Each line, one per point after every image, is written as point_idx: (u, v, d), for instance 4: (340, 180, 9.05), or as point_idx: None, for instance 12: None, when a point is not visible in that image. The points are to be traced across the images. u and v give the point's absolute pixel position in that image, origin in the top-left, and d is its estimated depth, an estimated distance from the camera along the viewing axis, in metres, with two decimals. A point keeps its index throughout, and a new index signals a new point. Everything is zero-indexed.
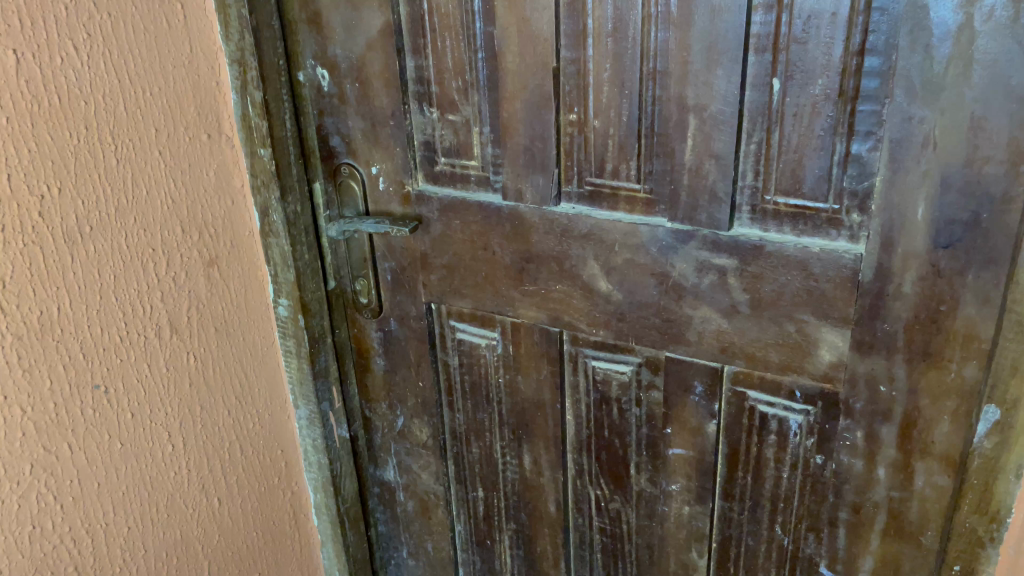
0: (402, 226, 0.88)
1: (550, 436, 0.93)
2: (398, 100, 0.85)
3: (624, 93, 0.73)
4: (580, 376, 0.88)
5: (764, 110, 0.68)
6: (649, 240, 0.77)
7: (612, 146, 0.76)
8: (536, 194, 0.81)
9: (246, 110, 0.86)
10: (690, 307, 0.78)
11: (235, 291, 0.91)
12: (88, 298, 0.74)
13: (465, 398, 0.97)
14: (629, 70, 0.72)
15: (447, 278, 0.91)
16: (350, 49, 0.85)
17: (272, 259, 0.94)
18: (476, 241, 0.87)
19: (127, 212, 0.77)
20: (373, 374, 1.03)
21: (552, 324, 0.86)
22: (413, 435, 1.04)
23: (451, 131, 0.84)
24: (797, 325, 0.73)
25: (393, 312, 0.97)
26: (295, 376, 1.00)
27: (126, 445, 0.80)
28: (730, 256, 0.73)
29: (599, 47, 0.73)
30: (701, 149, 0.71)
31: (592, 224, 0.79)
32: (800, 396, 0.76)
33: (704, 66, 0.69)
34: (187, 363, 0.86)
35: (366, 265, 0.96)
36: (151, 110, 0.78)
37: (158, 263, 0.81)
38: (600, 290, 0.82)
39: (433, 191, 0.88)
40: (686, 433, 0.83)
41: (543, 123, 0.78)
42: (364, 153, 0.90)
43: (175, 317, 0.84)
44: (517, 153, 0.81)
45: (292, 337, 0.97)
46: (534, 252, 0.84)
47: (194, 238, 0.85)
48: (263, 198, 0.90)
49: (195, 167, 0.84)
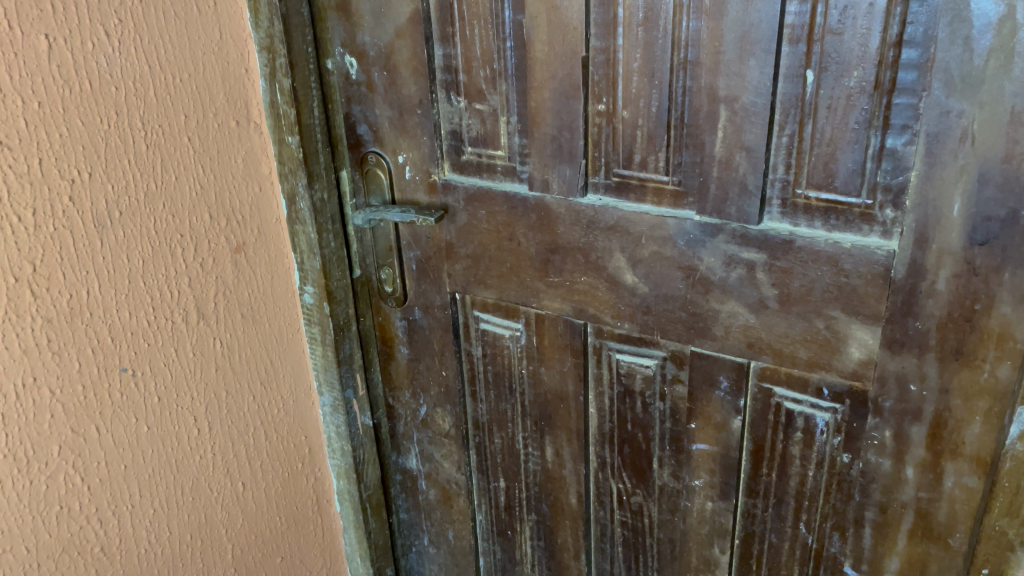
0: (428, 215, 0.88)
1: (573, 428, 0.93)
2: (425, 88, 0.84)
3: (654, 84, 0.72)
4: (604, 368, 0.87)
5: (798, 102, 0.67)
6: (676, 233, 0.76)
7: (641, 136, 0.75)
8: (563, 184, 0.80)
9: (274, 97, 0.86)
10: (717, 301, 0.77)
11: (261, 278, 0.92)
12: (117, 283, 0.75)
13: (488, 388, 0.97)
14: (659, 60, 0.71)
15: (471, 268, 0.90)
16: (379, 37, 0.85)
17: (298, 246, 0.93)
18: (502, 231, 0.86)
19: (156, 197, 0.78)
20: (397, 363, 1.03)
21: (577, 316, 0.86)
22: (435, 424, 1.04)
23: (478, 121, 0.83)
24: (825, 322, 0.72)
25: (417, 301, 0.97)
26: (319, 363, 1.00)
27: (152, 428, 0.81)
28: (759, 250, 0.72)
29: (630, 36, 0.72)
30: (731, 141, 0.70)
31: (618, 215, 0.78)
32: (828, 394, 0.75)
33: (736, 57, 0.67)
34: (213, 347, 0.87)
35: (390, 254, 0.96)
36: (180, 97, 0.78)
37: (186, 249, 0.82)
38: (626, 282, 0.81)
39: (459, 181, 0.87)
40: (711, 429, 0.83)
41: (571, 113, 0.77)
42: (391, 141, 0.89)
43: (202, 303, 0.84)
44: (545, 142, 0.80)
45: (317, 324, 0.97)
46: (560, 243, 0.83)
47: (221, 225, 0.85)
48: (290, 185, 0.90)
49: (223, 153, 0.84)
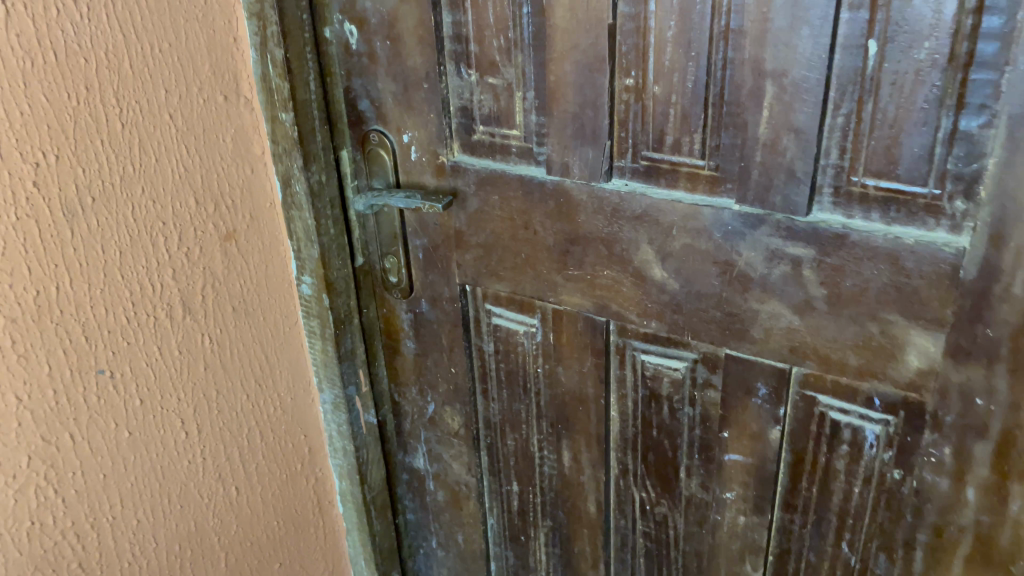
0: (436, 201, 0.79)
1: (593, 433, 0.85)
2: (432, 60, 0.75)
3: (690, 56, 0.64)
4: (628, 370, 0.80)
5: (856, 78, 0.58)
6: (712, 224, 0.68)
7: (673, 115, 0.66)
8: (584, 168, 0.72)
9: (265, 70, 0.77)
10: (757, 301, 0.68)
11: (254, 269, 0.84)
12: (90, 276, 0.68)
13: (501, 387, 0.90)
14: (697, 28, 0.62)
15: (483, 258, 0.83)
16: (381, 3, 0.76)
17: (294, 233, 0.85)
18: (517, 219, 0.79)
19: (134, 181, 0.70)
20: (403, 358, 0.96)
21: (598, 313, 0.78)
22: (444, 424, 0.97)
23: (490, 97, 0.75)
24: (880, 326, 0.64)
25: (424, 293, 0.90)
26: (319, 359, 0.92)
27: (134, 433, 0.75)
28: (807, 245, 0.64)
29: (663, 1, 0.63)
30: (778, 121, 0.62)
31: (647, 204, 0.70)
32: (880, 404, 0.67)
33: (787, 26, 0.58)
34: (201, 344, 0.80)
35: (395, 242, 0.88)
36: (159, 69, 0.70)
37: (169, 238, 0.74)
38: (654, 278, 0.73)
39: (469, 163, 0.79)
40: (746, 439, 0.75)
41: (595, 88, 0.69)
42: (395, 119, 0.81)
43: (188, 297, 0.77)
44: (565, 122, 0.72)
45: (316, 317, 0.90)
46: (580, 234, 0.75)
47: (209, 211, 0.78)
48: (284, 166, 0.82)
49: (209, 132, 0.76)
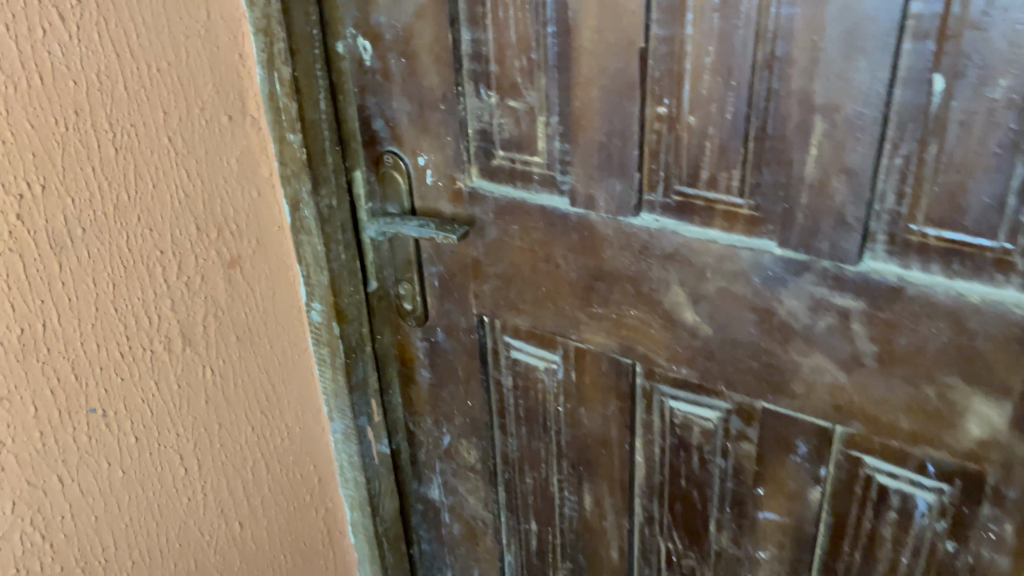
0: (452, 232, 0.74)
1: (616, 478, 0.80)
2: (450, 79, 0.70)
3: (730, 85, 0.57)
4: (655, 415, 0.74)
5: (919, 116, 0.51)
6: (751, 268, 0.61)
7: (710, 148, 0.60)
8: (611, 201, 0.66)
9: (272, 88, 0.73)
10: (798, 353, 0.62)
11: (261, 295, 0.80)
12: (81, 311, 0.64)
13: (520, 423, 0.85)
14: (738, 55, 0.56)
15: (502, 290, 0.77)
16: (396, 17, 0.70)
17: (304, 258, 0.81)
18: (537, 251, 0.73)
19: (129, 209, 0.66)
20: (418, 387, 0.91)
21: (624, 354, 0.72)
22: (460, 456, 0.92)
23: (511, 120, 0.69)
24: (937, 388, 0.57)
25: (440, 322, 0.84)
26: (329, 388, 0.88)
27: (129, 473, 0.71)
28: (856, 297, 0.58)
29: (701, 24, 0.56)
30: (828, 161, 0.55)
31: (678, 243, 0.64)
32: (934, 471, 0.60)
33: (841, 55, 0.52)
34: (202, 376, 0.76)
35: (410, 268, 0.83)
36: (157, 90, 0.66)
37: (167, 268, 0.70)
38: (685, 321, 0.67)
39: (488, 190, 0.74)
40: (783, 497, 0.69)
41: (624, 116, 0.63)
42: (410, 140, 0.76)
43: (188, 328, 0.73)
44: (591, 151, 0.66)
45: (326, 345, 0.85)
46: (606, 270, 0.69)
47: (211, 237, 0.73)
48: (292, 189, 0.77)
49: (212, 155, 0.71)
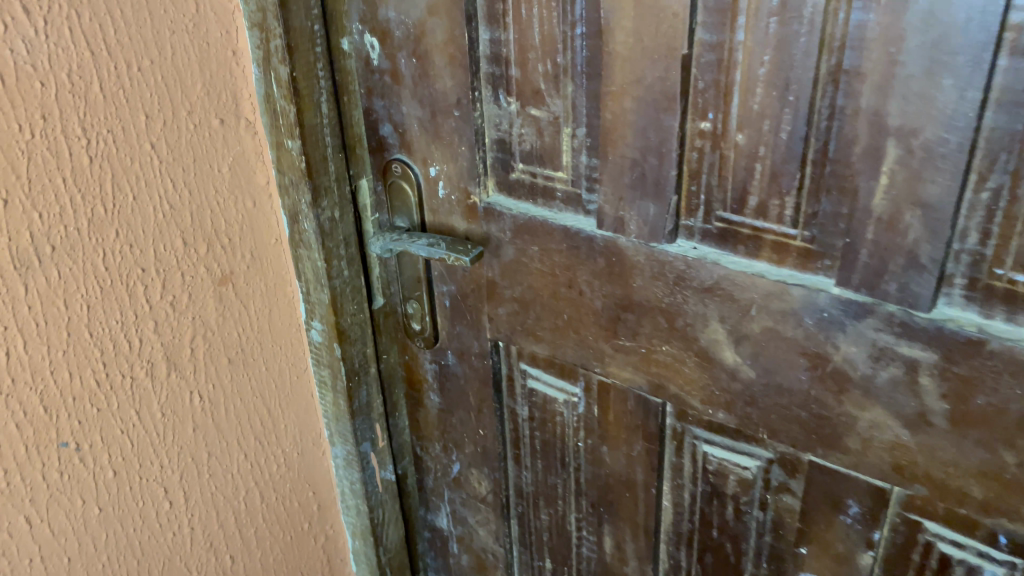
0: (463, 253, 0.65)
1: (640, 522, 0.73)
2: (464, 84, 0.63)
3: (786, 100, 0.49)
4: (686, 459, 0.67)
5: (1013, 144, 0.43)
6: (803, 308, 0.54)
7: (760, 172, 0.52)
8: (643, 226, 0.59)
9: (269, 89, 0.66)
10: (854, 405, 0.55)
11: (255, 314, 0.73)
12: (50, 337, 0.57)
13: (535, 456, 0.78)
14: (797, 66, 0.48)
15: (519, 315, 0.70)
16: (406, 13, 0.63)
17: (303, 274, 0.74)
18: (559, 275, 0.66)
19: (106, 223, 0.59)
20: (426, 411, 0.85)
21: (653, 393, 0.65)
22: (470, 486, 0.85)
23: (533, 131, 0.62)
24: (1018, 456, 0.49)
25: (450, 344, 0.78)
26: (330, 412, 0.82)
27: (106, 509, 0.65)
28: (927, 347, 0.50)
29: (754, 30, 0.49)
30: (900, 192, 0.47)
31: (720, 275, 0.57)
32: (1006, 543, 0.52)
33: (922, 71, 0.44)
34: (189, 403, 0.69)
35: (419, 286, 0.76)
36: (139, 91, 0.58)
37: (150, 287, 0.63)
38: (723, 361, 0.60)
39: (505, 206, 0.66)
40: (828, 558, 0.61)
41: (661, 132, 0.55)
42: (421, 149, 0.68)
43: (174, 352, 0.66)
44: (622, 168, 0.58)
45: (327, 366, 0.78)
46: (635, 300, 0.62)
47: (200, 252, 0.66)
48: (291, 200, 0.70)
49: (201, 162, 0.64)
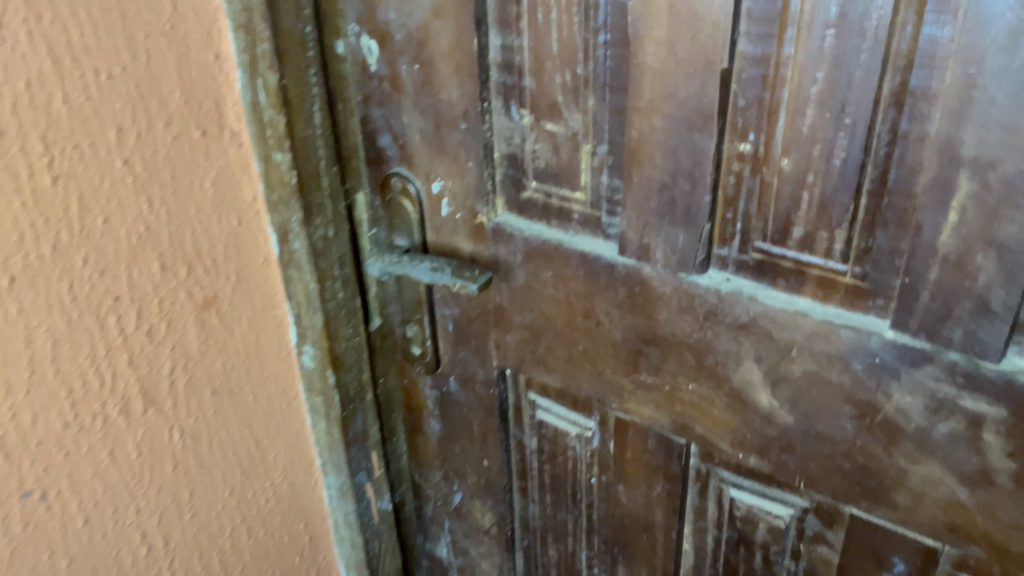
0: (469, 280, 0.59)
1: (657, 564, 0.67)
2: (472, 94, 0.57)
3: (840, 123, 0.44)
4: (710, 503, 0.62)
5: None
6: (852, 353, 0.48)
7: (807, 202, 0.47)
8: (671, 254, 0.53)
9: (256, 98, 0.59)
10: (905, 458, 0.50)
11: (241, 340, 0.67)
12: (9, 377, 0.52)
13: (544, 490, 0.73)
14: (855, 86, 0.43)
15: (529, 343, 0.65)
16: (408, 14, 0.57)
17: (295, 295, 0.67)
18: (575, 303, 0.60)
19: (73, 250, 0.53)
20: (425, 438, 0.79)
21: (677, 433, 0.60)
22: (472, 517, 0.80)
23: (548, 147, 0.56)
24: None
25: (453, 370, 0.72)
26: (323, 441, 0.76)
27: (77, 558, 0.60)
28: (994, 403, 0.45)
29: (806, 44, 0.43)
30: (971, 230, 0.42)
31: (757, 312, 0.51)
32: None
33: (1005, 96, 0.38)
34: (169, 439, 0.63)
35: (420, 308, 0.70)
36: (108, 102, 0.52)
37: (124, 317, 0.57)
38: (758, 404, 0.54)
39: (516, 227, 0.61)
40: None
41: (696, 153, 0.49)
42: (423, 163, 0.62)
43: (151, 386, 0.61)
44: (648, 192, 0.52)
45: (319, 394, 0.73)
46: (658, 334, 0.56)
47: (180, 277, 0.60)
48: (281, 217, 0.64)
49: (180, 178, 0.58)
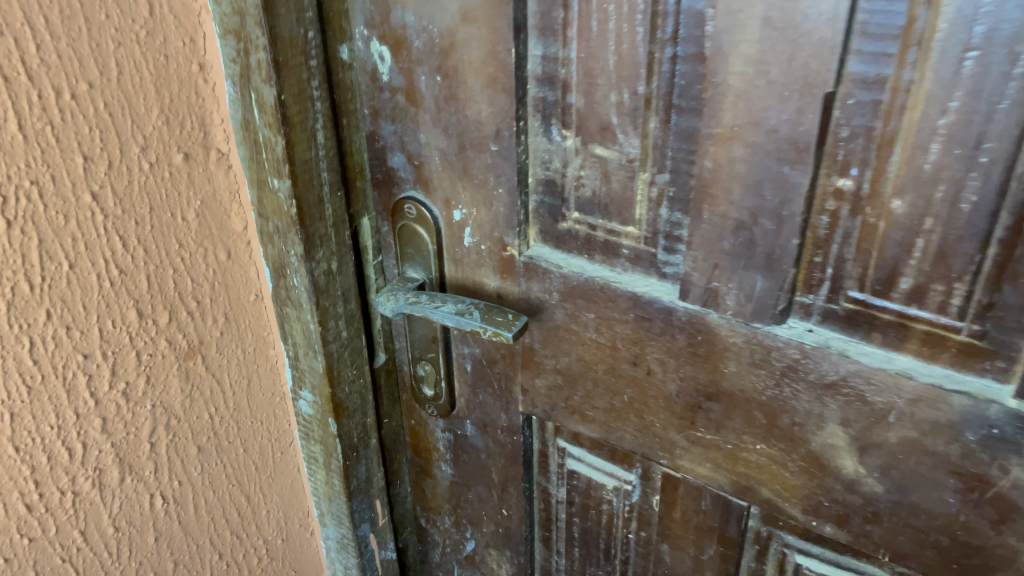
0: (502, 326, 0.51)
1: None
2: (506, 112, 0.49)
3: (972, 162, 0.36)
4: (770, 568, 0.55)
5: None
6: (964, 423, 0.42)
7: (921, 250, 0.40)
8: (744, 302, 0.46)
9: (248, 114, 0.50)
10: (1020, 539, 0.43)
11: (230, 388, 0.58)
12: None
13: (571, 542, 0.66)
14: (994, 119, 0.35)
15: (562, 389, 0.57)
16: (429, 18, 0.48)
17: (292, 336, 0.59)
18: (621, 349, 0.52)
19: (34, 304, 0.44)
20: (435, 482, 0.72)
21: (737, 495, 0.53)
22: (487, 567, 0.73)
23: (596, 174, 0.48)
24: None
25: (470, 414, 0.64)
26: (321, 491, 0.68)
27: None
28: None
29: (934, 66, 0.36)
30: None
31: (849, 371, 0.44)
32: None
33: None
34: (150, 509, 0.55)
35: (433, 347, 0.62)
36: (73, 125, 0.43)
37: (96, 377, 0.48)
38: (839, 469, 0.47)
39: (552, 262, 0.53)
40: None
41: (783, 190, 0.41)
42: (442, 187, 0.54)
43: (129, 451, 0.52)
44: (721, 230, 0.44)
45: (318, 443, 0.65)
46: (722, 388, 0.49)
47: (161, 325, 0.51)
48: (276, 250, 0.55)
49: (160, 210, 0.49)
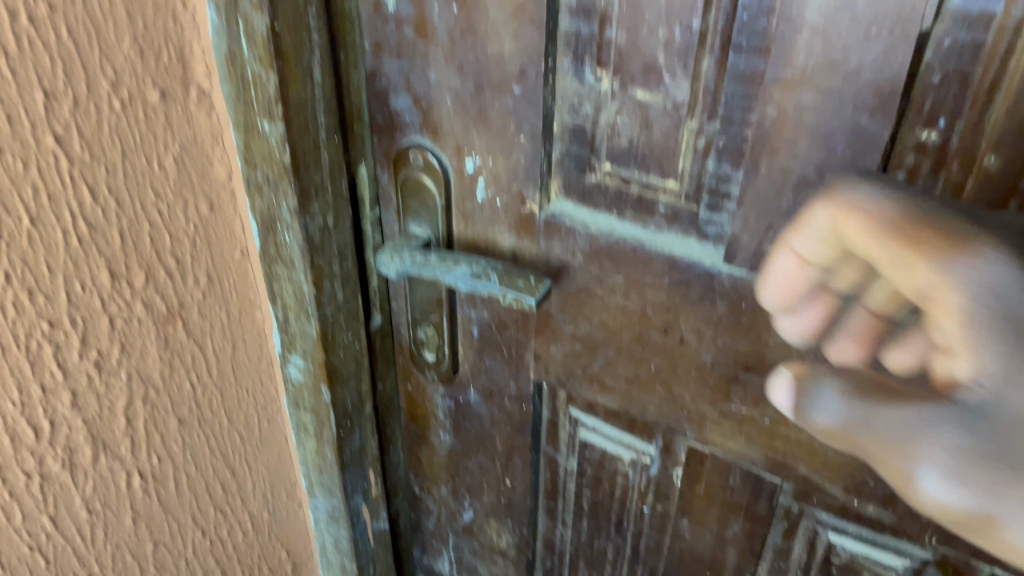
0: (526, 292, 0.47)
1: None
2: (533, 48, 0.43)
3: None
4: (798, 544, 0.51)
5: None
6: None
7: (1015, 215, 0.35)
8: None
9: (233, 46, 0.44)
10: None
11: (212, 355, 0.52)
12: None
13: (579, 514, 0.62)
14: None
15: (580, 357, 0.53)
16: None
17: (281, 297, 0.53)
18: (652, 316, 0.48)
19: None
20: (431, 450, 0.67)
21: (772, 472, 0.49)
22: (485, 537, 0.69)
23: (635, 121, 0.43)
24: None
25: (475, 381, 0.60)
26: (310, 461, 0.63)
27: None
28: None
29: None
30: None
31: None
32: None
33: None
34: (127, 488, 0.49)
35: (436, 309, 0.57)
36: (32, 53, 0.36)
37: (65, 346, 0.42)
38: None
39: (576, 218, 0.48)
40: None
41: (857, 142, 0.37)
42: (454, 132, 0.48)
43: (103, 427, 0.46)
44: (778, 187, 0.40)
45: (309, 411, 0.59)
46: (766, 360, 0.45)
47: (136, 286, 0.45)
48: (266, 201, 0.49)
49: (132, 154, 0.42)
